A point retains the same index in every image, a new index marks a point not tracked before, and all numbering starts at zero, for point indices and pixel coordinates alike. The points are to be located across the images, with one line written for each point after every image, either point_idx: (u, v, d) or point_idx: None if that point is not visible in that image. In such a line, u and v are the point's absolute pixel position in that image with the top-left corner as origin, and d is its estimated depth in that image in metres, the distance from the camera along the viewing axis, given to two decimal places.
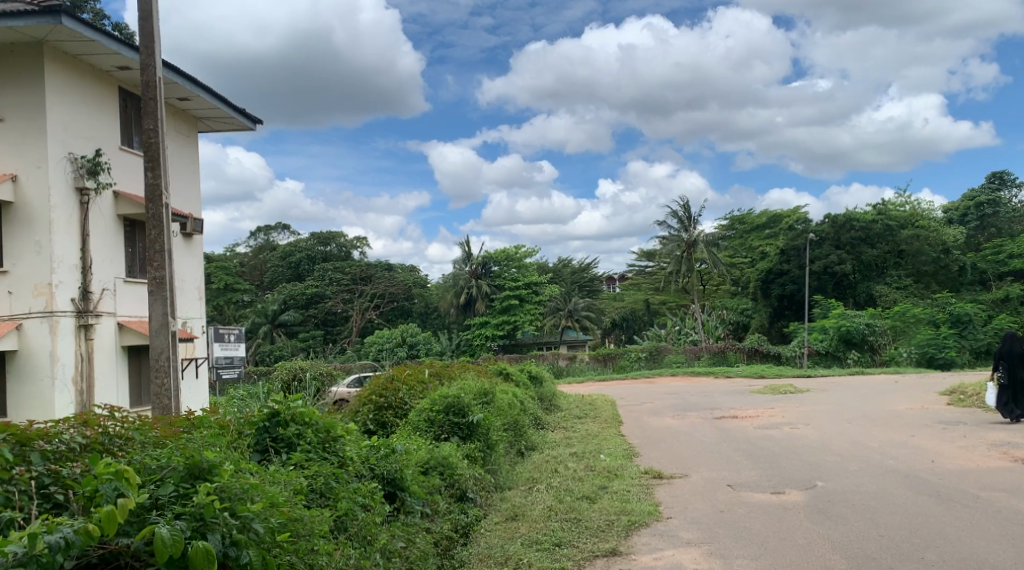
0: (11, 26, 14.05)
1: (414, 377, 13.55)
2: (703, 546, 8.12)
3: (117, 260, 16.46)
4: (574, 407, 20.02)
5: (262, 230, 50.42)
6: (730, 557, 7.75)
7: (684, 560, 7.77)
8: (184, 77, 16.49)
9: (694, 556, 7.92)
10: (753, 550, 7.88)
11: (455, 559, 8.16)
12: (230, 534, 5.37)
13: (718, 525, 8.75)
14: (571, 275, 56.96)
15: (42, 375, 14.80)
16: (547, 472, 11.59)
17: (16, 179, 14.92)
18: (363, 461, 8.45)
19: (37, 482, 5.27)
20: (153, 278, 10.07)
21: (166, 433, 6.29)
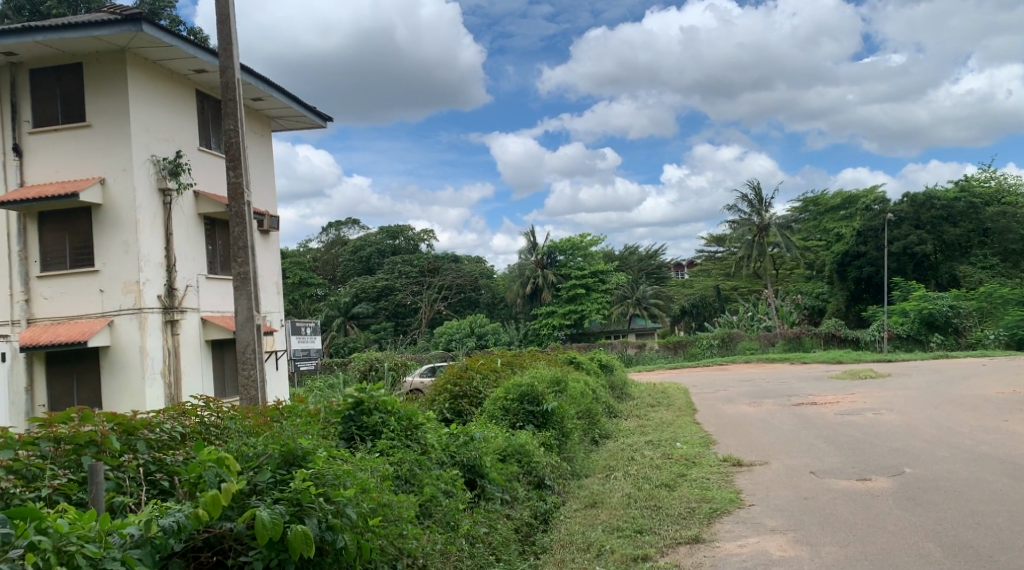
0: (96, 35, 14.58)
1: (487, 366, 13.70)
2: (789, 533, 8.07)
3: (199, 257, 16.96)
4: (646, 396, 19.97)
5: (333, 225, 51.23)
6: (817, 544, 7.69)
7: (770, 547, 7.72)
8: (257, 77, 16.88)
9: (780, 543, 7.87)
10: (840, 538, 7.80)
11: (536, 545, 8.21)
12: (326, 518, 5.53)
13: (802, 512, 8.68)
14: (639, 262, 56.59)
15: (133, 369, 15.32)
16: (623, 460, 11.50)
17: (103, 181, 15.46)
18: (444, 448, 8.64)
19: (143, 469, 5.58)
20: (237, 274, 10.37)
21: (260, 422, 6.51)
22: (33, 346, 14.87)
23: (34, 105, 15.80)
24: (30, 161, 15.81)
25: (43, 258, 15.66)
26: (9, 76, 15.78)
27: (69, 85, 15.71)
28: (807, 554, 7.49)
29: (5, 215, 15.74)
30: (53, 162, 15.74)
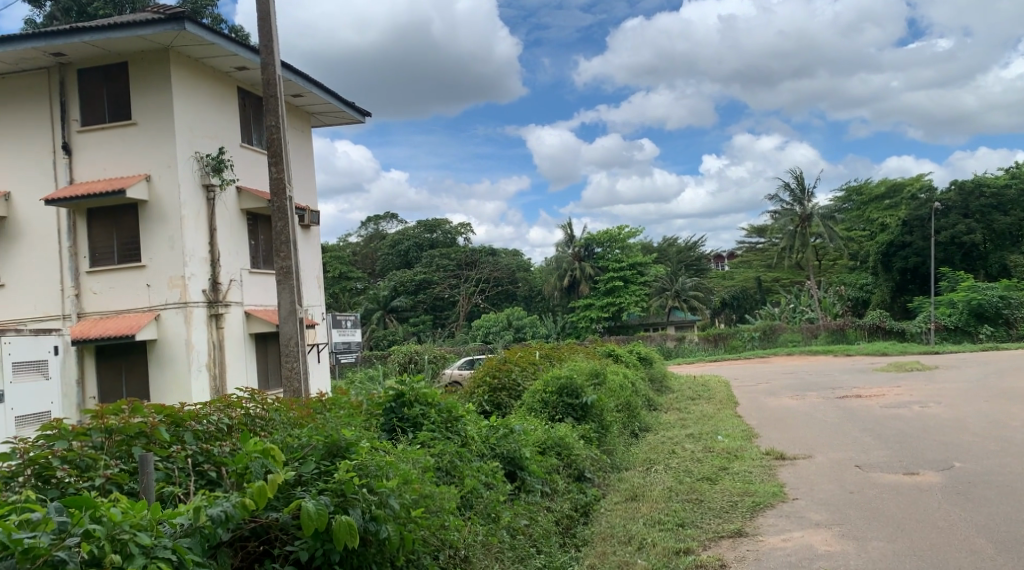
0: (140, 34, 14.82)
1: (526, 358, 13.75)
2: (834, 527, 8.01)
3: (242, 252, 17.22)
4: (687, 388, 19.87)
5: (372, 219, 51.45)
6: (863, 539, 7.62)
7: (815, 542, 7.67)
8: (297, 73, 17.04)
9: (825, 537, 7.81)
10: (888, 533, 7.72)
11: (577, 537, 8.25)
12: (370, 509, 5.62)
13: (848, 506, 8.61)
14: (678, 254, 56.17)
15: (179, 362, 15.59)
16: (664, 453, 11.45)
17: (149, 178, 15.73)
18: (484, 440, 8.76)
19: (192, 460, 5.70)
20: (280, 268, 10.48)
21: (304, 414, 6.66)
22: (84, 339, 15.20)
23: (82, 104, 16.11)
24: (78, 159, 16.12)
25: (91, 254, 15.98)
26: (58, 76, 16.10)
27: (115, 84, 16.00)
28: (853, 549, 7.42)
29: (55, 212, 16.07)
30: (100, 160, 16.04)
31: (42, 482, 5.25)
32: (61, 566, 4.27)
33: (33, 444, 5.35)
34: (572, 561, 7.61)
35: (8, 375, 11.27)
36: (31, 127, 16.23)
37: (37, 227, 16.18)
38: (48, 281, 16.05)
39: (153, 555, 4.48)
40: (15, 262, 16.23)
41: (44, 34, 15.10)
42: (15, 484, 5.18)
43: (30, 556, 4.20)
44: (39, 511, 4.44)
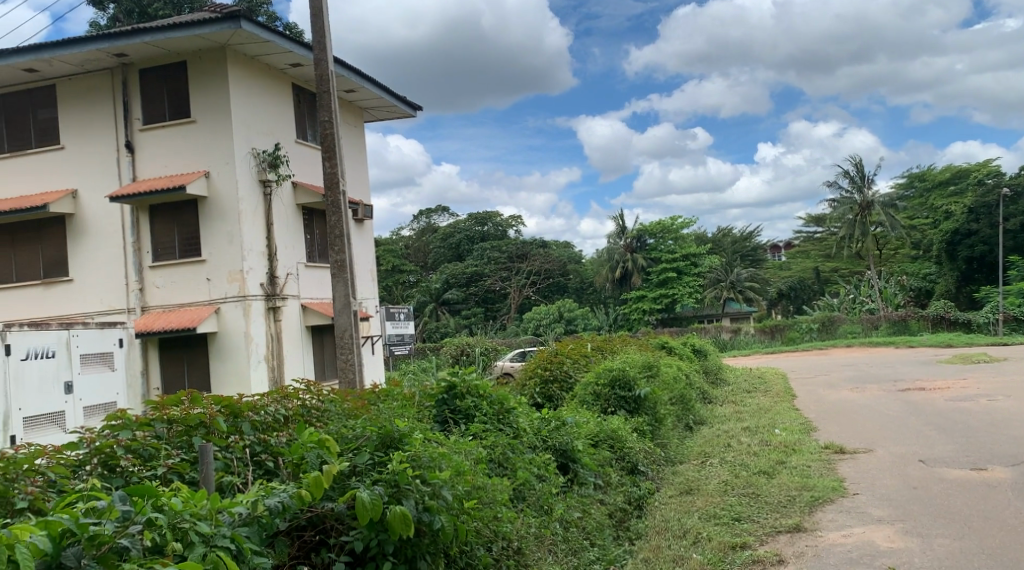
0: (198, 33, 15.07)
1: (578, 350, 13.74)
2: (898, 524, 7.87)
3: (298, 245, 17.46)
4: (743, 381, 19.67)
5: (424, 213, 51.70)
6: (928, 536, 7.48)
7: (878, 538, 7.54)
8: (350, 69, 17.21)
9: (888, 533, 7.68)
10: (955, 530, 7.56)
11: (630, 530, 8.24)
12: (423, 500, 5.68)
13: (912, 502, 8.45)
14: (733, 244, 55.48)
15: (238, 354, 15.87)
16: (719, 447, 11.34)
17: (208, 174, 16.02)
18: (536, 433, 8.85)
19: (250, 450, 5.84)
20: (334, 261, 10.58)
21: (358, 405, 6.79)
22: (147, 333, 15.53)
23: (143, 103, 16.47)
24: (140, 156, 16.48)
25: (154, 249, 16.34)
26: (120, 76, 16.48)
27: (174, 82, 16.32)
28: (918, 546, 7.28)
29: (119, 208, 16.48)
30: (160, 157, 16.39)
31: (107, 471, 5.38)
32: (126, 553, 4.33)
33: (98, 434, 5.49)
34: (625, 554, 7.58)
35: (75, 367, 11.59)
36: (95, 126, 16.65)
37: (102, 223, 16.61)
38: (113, 276, 16.46)
39: (213, 543, 4.56)
40: (81, 257, 16.68)
41: (107, 36, 15.46)
42: (82, 473, 5.33)
43: (95, 543, 4.24)
44: (104, 499, 4.53)
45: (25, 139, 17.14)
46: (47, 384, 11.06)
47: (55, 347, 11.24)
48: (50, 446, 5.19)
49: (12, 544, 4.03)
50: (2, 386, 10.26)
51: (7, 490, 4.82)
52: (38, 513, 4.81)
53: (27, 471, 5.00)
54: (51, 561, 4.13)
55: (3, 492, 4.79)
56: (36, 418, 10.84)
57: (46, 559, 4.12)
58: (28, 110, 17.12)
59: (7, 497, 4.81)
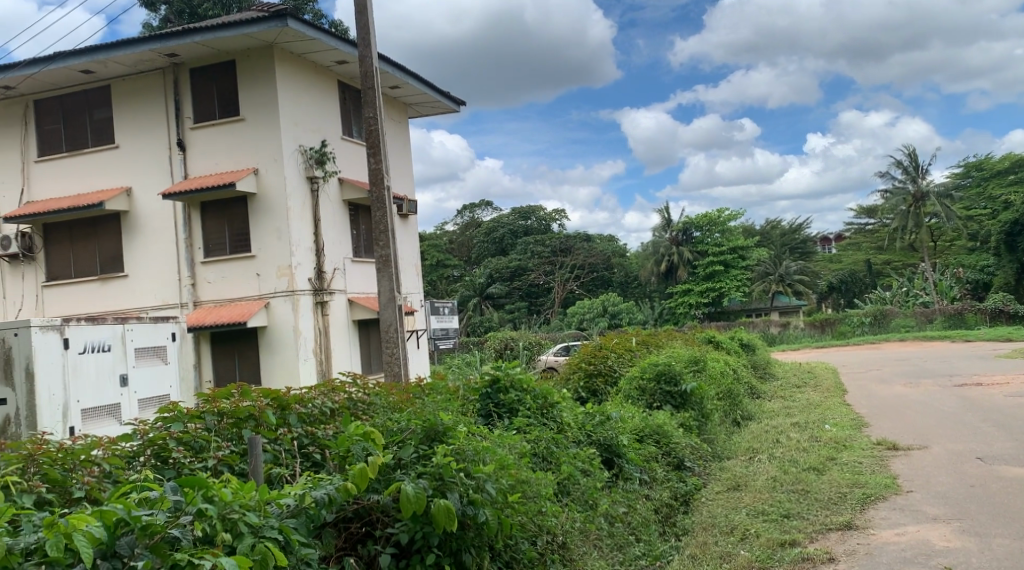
0: (247, 32, 15.30)
1: (622, 345, 13.73)
2: (954, 523, 7.75)
3: (344, 241, 17.67)
4: (793, 375, 19.44)
5: (468, 207, 51.83)
6: (986, 536, 7.35)
7: (933, 537, 7.43)
8: (394, 65, 17.34)
9: (944, 532, 7.57)
10: (1014, 529, 7.42)
11: (676, 526, 8.21)
12: (468, 493, 5.75)
13: (969, 501, 8.31)
14: (781, 237, 54.79)
15: (288, 348, 16.11)
16: (768, 442, 11.23)
17: (257, 171, 16.28)
18: (581, 427, 8.92)
19: (298, 443, 5.97)
20: (379, 256, 10.69)
21: (403, 398, 6.91)
22: (199, 327, 15.82)
23: (194, 102, 16.78)
24: (191, 154, 16.80)
25: (205, 245, 16.66)
26: (172, 75, 16.81)
27: (223, 81, 16.60)
28: (975, 546, 7.16)
29: (171, 205, 16.81)
30: (211, 155, 16.69)
31: (160, 462, 5.53)
32: (177, 543, 4.45)
33: (151, 425, 5.64)
34: (672, 550, 7.55)
35: (130, 360, 11.87)
36: (148, 124, 17.00)
37: (155, 219, 16.95)
38: (166, 272, 16.80)
39: (261, 534, 4.68)
40: (135, 254, 17.04)
41: (159, 36, 15.77)
42: (137, 463, 5.49)
43: (147, 532, 4.36)
44: (156, 490, 4.66)
45: (81, 138, 17.57)
46: (103, 377, 11.34)
47: (110, 341, 11.52)
48: (105, 438, 5.32)
49: (68, 533, 4.15)
50: (60, 377, 10.61)
51: (65, 480, 4.99)
52: (95, 503, 4.96)
53: (83, 462, 5.12)
54: (106, 550, 4.27)
55: (61, 481, 4.95)
56: (93, 410, 11.13)
57: (101, 548, 4.26)
58: (84, 111, 17.54)
59: (65, 487, 4.98)
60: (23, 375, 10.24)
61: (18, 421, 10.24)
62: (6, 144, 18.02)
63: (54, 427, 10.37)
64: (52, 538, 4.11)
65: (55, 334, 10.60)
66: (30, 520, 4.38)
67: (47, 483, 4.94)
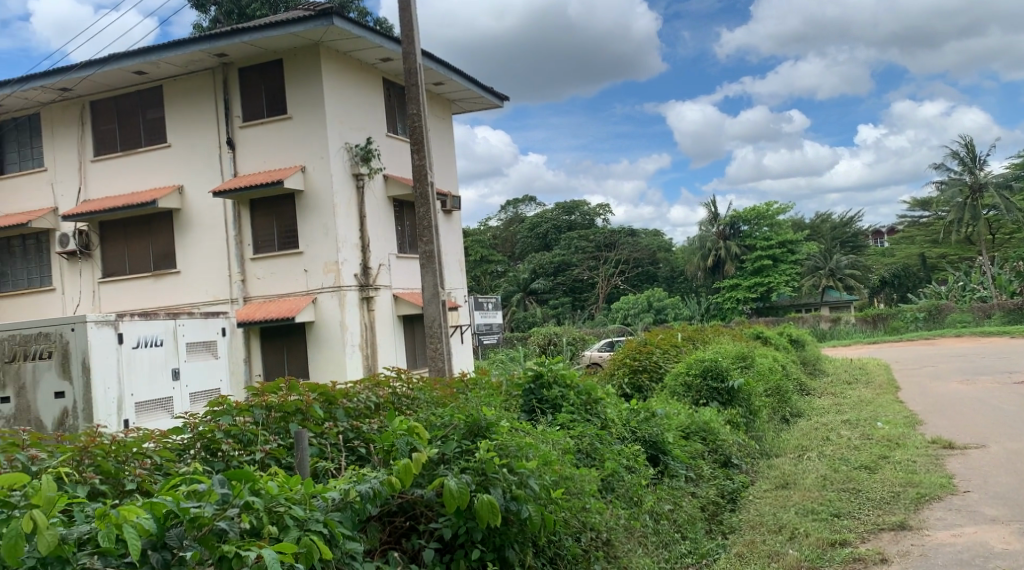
0: (293, 31, 15.46)
1: (668, 340, 13.64)
2: (1014, 524, 7.55)
3: (390, 237, 17.80)
4: (843, 372, 19.13)
5: (511, 203, 51.81)
6: None
7: (991, 539, 7.25)
8: (438, 62, 17.40)
9: (1003, 534, 7.38)
10: None
11: (723, 524, 8.12)
12: (511, 489, 5.75)
13: None
14: (832, 230, 53.97)
15: (335, 342, 16.26)
16: (818, 440, 11.05)
17: (304, 169, 16.45)
18: (625, 424, 8.89)
19: (343, 436, 6.03)
20: (423, 252, 10.73)
21: (447, 394, 6.94)
22: (249, 322, 16.02)
23: (243, 101, 17.03)
24: (240, 153, 17.03)
25: (254, 242, 16.89)
26: (221, 75, 17.07)
27: (271, 80, 16.82)
28: None
29: (221, 203, 17.08)
30: (259, 153, 16.91)
31: (210, 454, 5.64)
32: (224, 535, 4.47)
33: (201, 419, 5.74)
34: (719, 548, 7.47)
35: (182, 355, 12.08)
36: (199, 124, 17.28)
37: (206, 217, 17.24)
38: (217, 268, 17.07)
39: (307, 527, 4.72)
40: (187, 251, 17.34)
41: (208, 36, 16.02)
42: (187, 456, 5.58)
43: (196, 524, 4.40)
44: (205, 483, 4.69)
45: (135, 138, 17.92)
46: (156, 371, 11.56)
47: (163, 336, 11.74)
48: (157, 430, 5.49)
49: (119, 524, 4.15)
50: (115, 371, 10.84)
51: (118, 472, 5.05)
52: (146, 494, 5.02)
53: (135, 454, 5.25)
54: (156, 541, 4.32)
55: (114, 473, 5.02)
56: (146, 404, 11.37)
57: (152, 539, 4.30)
58: (138, 111, 17.90)
59: (117, 478, 5.04)
60: (80, 369, 10.47)
61: (75, 414, 10.49)
62: (63, 144, 18.46)
63: (109, 419, 10.61)
64: (104, 528, 4.12)
65: (110, 329, 10.81)
66: (83, 510, 4.41)
67: (100, 475, 5.00)
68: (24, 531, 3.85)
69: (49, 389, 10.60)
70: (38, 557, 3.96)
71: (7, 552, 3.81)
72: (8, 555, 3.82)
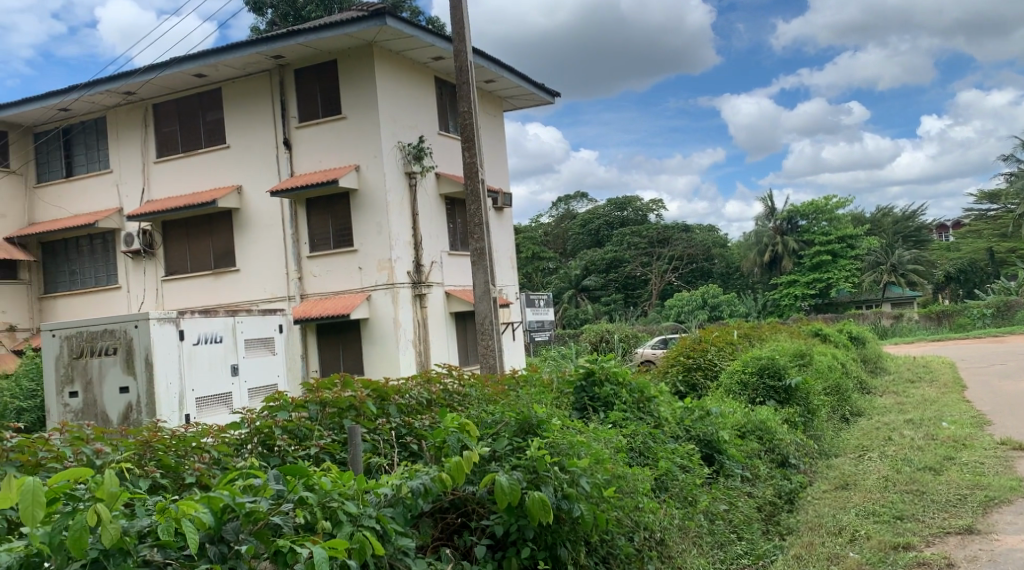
0: (347, 32, 15.58)
1: (723, 338, 13.46)
2: None
3: (442, 235, 17.87)
4: (907, 370, 18.65)
5: (563, 199, 51.58)
6: None
7: None
8: (490, 60, 17.41)
9: None
10: None
11: (780, 524, 7.96)
12: (562, 487, 5.69)
13: None
14: (894, 224, 52.73)
15: (388, 339, 16.38)
16: (879, 440, 10.77)
17: (358, 168, 16.59)
18: (679, 422, 8.77)
19: (395, 432, 6.05)
20: (474, 250, 10.72)
21: (498, 390, 6.91)
22: (305, 318, 16.20)
23: (298, 102, 17.23)
24: (296, 153, 17.24)
25: (310, 241, 17.08)
26: (278, 77, 17.29)
27: (327, 82, 16.98)
28: None
29: (278, 203, 17.31)
30: (315, 153, 17.09)
31: (267, 450, 5.67)
32: (279, 529, 4.50)
33: (258, 414, 5.77)
34: (776, 549, 7.32)
35: (240, 351, 12.25)
36: (256, 124, 17.54)
37: (264, 217, 17.49)
38: (275, 266, 17.31)
39: (360, 523, 4.72)
40: (246, 249, 17.62)
41: (265, 39, 16.23)
42: (244, 451, 5.64)
43: (251, 519, 4.41)
44: (261, 478, 4.74)
45: (196, 139, 18.26)
46: (216, 367, 11.75)
47: (222, 333, 11.92)
48: (215, 426, 5.50)
49: (178, 518, 4.16)
50: (177, 367, 11.06)
51: (177, 466, 5.12)
52: (204, 488, 5.07)
53: (194, 449, 5.28)
54: (214, 535, 4.32)
55: (174, 467, 5.08)
56: (206, 399, 11.56)
57: (209, 532, 4.31)
58: (198, 113, 18.23)
59: (177, 473, 5.11)
60: (143, 364, 10.69)
61: (139, 408, 10.73)
62: (127, 146, 18.90)
63: (171, 414, 10.84)
64: (164, 521, 4.13)
65: (172, 325, 11.02)
66: (144, 504, 4.42)
67: (160, 469, 5.07)
68: (88, 524, 3.85)
69: (115, 384, 10.88)
70: (101, 548, 3.97)
71: (73, 545, 3.81)
72: (74, 548, 3.82)
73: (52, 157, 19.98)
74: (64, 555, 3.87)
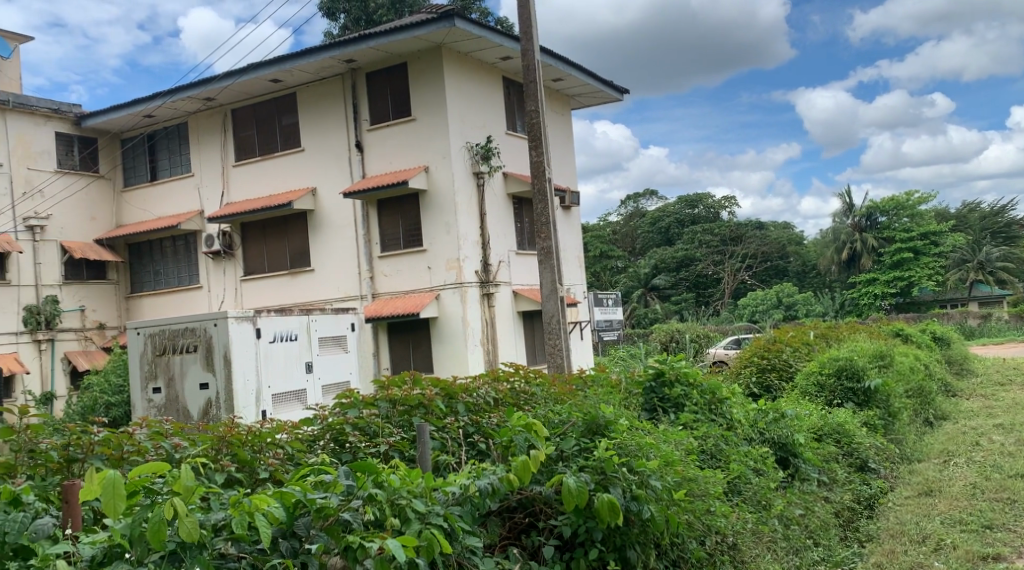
0: (417, 34, 15.60)
1: (799, 338, 13.10)
2: None
3: (510, 235, 17.84)
4: (995, 373, 17.87)
5: (633, 197, 51.02)
6: None
7: None
8: (558, 58, 17.30)
9: None
10: None
11: (859, 531, 7.68)
12: (631, 489, 5.56)
13: None
14: (980, 220, 50.83)
15: (457, 338, 16.40)
16: (964, 445, 10.31)
17: (428, 169, 16.67)
18: (753, 424, 8.52)
19: (463, 431, 5.99)
20: (541, 248, 10.62)
21: (565, 390, 6.81)
22: (376, 317, 16.32)
23: (370, 104, 17.39)
24: (368, 155, 17.39)
25: (382, 241, 17.22)
26: (350, 80, 17.47)
27: (398, 83, 17.09)
28: None
29: (351, 204, 17.47)
30: (387, 154, 17.21)
31: (338, 446, 5.64)
32: (349, 526, 4.45)
33: (330, 412, 5.77)
34: (855, 556, 7.06)
35: (314, 349, 12.36)
36: (329, 126, 17.76)
37: (336, 218, 17.68)
38: (347, 266, 17.49)
39: (428, 520, 4.65)
40: (319, 249, 17.84)
41: (337, 43, 16.38)
42: (317, 447, 5.61)
43: (321, 515, 4.40)
44: (332, 474, 4.71)
45: (271, 142, 18.57)
46: (292, 364, 11.89)
47: (297, 331, 12.05)
48: (289, 422, 5.48)
49: (252, 512, 4.10)
50: (253, 364, 11.22)
51: (252, 461, 5.07)
52: (278, 483, 5.04)
53: (269, 444, 5.24)
54: (286, 530, 4.34)
55: (249, 462, 5.03)
56: (282, 395, 11.71)
57: (282, 527, 4.33)
58: (274, 116, 18.54)
59: (252, 468, 5.05)
60: (222, 362, 10.89)
61: (218, 404, 10.92)
62: (207, 150, 19.34)
63: (248, 410, 11.00)
64: (237, 516, 4.07)
65: (249, 324, 11.18)
66: (219, 497, 4.38)
67: (236, 463, 5.02)
68: (166, 516, 3.83)
69: (195, 380, 11.10)
70: (178, 540, 3.94)
71: (152, 537, 3.79)
72: (153, 539, 3.80)
73: (138, 161, 20.58)
74: (144, 547, 3.85)
